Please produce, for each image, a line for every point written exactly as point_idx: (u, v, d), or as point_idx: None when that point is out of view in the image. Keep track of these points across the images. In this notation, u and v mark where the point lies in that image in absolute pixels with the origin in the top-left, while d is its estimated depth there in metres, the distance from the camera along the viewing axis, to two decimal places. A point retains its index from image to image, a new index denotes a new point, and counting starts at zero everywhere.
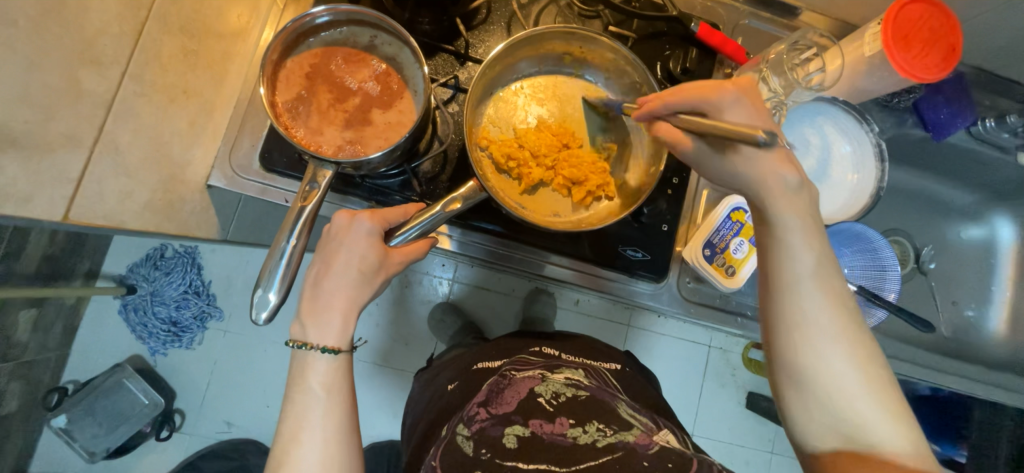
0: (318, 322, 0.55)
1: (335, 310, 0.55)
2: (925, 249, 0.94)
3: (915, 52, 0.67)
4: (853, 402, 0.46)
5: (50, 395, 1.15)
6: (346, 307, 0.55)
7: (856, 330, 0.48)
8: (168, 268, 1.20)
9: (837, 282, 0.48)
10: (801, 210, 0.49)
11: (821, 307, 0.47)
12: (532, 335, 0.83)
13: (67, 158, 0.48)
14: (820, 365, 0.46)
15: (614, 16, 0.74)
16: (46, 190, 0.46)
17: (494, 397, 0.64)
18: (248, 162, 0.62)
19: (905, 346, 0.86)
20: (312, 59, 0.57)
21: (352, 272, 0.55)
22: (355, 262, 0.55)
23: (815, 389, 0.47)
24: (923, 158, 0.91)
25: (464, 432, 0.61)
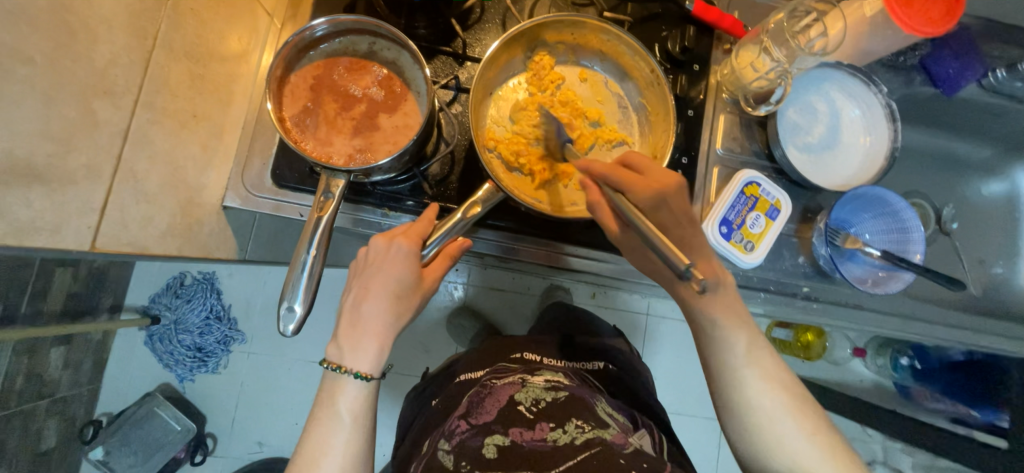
0: (355, 348, 0.56)
1: (370, 335, 0.56)
2: (947, 209, 0.92)
3: (918, 7, 0.66)
4: (780, 430, 0.53)
5: (86, 428, 1.17)
6: (381, 333, 0.56)
7: (783, 387, 0.55)
8: (188, 295, 1.22)
9: (764, 356, 0.56)
10: (723, 306, 0.57)
11: (739, 354, 0.56)
12: (518, 338, 0.83)
13: (89, 191, 0.47)
14: (757, 426, 0.54)
15: (607, 2, 0.74)
16: (70, 220, 0.45)
17: (475, 408, 0.65)
18: (261, 181, 0.64)
19: (932, 308, 0.84)
20: (314, 71, 0.58)
21: (387, 298, 0.56)
22: (391, 287, 0.56)
23: (748, 423, 0.54)
24: (933, 116, 0.90)
25: (445, 446, 0.61)
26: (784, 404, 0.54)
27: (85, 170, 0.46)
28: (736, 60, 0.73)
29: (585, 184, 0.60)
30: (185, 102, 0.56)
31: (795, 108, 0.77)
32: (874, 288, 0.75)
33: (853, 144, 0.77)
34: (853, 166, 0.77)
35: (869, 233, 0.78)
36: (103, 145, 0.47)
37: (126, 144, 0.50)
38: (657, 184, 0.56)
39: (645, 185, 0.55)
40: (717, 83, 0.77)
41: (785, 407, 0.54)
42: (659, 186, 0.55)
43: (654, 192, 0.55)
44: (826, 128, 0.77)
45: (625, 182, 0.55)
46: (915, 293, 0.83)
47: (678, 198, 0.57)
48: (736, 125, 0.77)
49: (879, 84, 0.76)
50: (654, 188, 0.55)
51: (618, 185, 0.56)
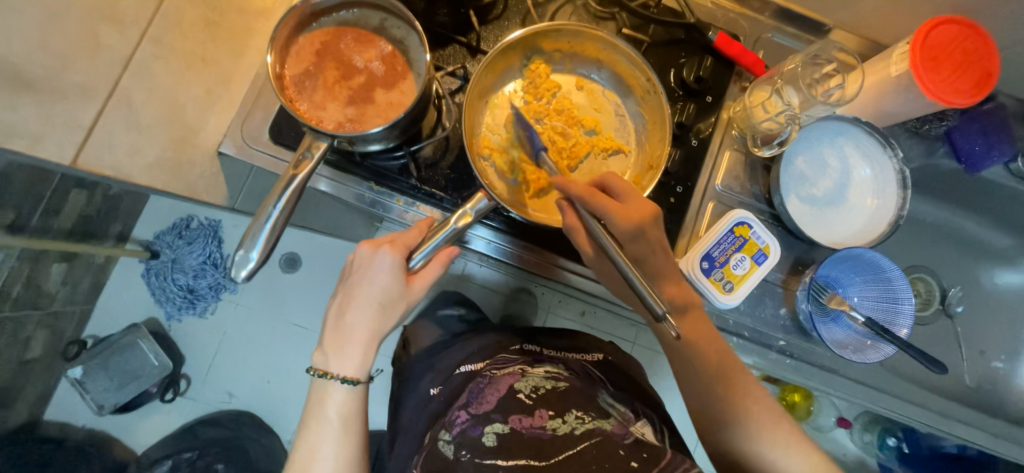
0: (340, 354, 0.57)
1: (355, 342, 0.57)
2: (953, 291, 0.88)
3: (944, 74, 0.64)
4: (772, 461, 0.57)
5: (70, 346, 1.18)
6: (368, 338, 0.57)
7: (770, 417, 0.59)
8: (190, 237, 1.21)
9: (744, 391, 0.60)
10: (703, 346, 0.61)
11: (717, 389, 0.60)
12: (517, 331, 0.80)
13: (78, 106, 0.52)
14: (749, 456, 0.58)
15: (630, 19, 0.74)
16: (54, 133, 0.50)
17: (475, 398, 0.63)
18: (259, 133, 0.65)
19: (907, 385, 0.82)
20: (323, 36, 0.60)
21: (371, 307, 0.57)
22: (376, 296, 0.56)
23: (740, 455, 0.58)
24: (953, 192, 0.86)
25: (446, 436, 0.59)
26: (771, 437, 0.58)
27: (78, 89, 0.52)
28: (749, 97, 0.72)
29: (560, 205, 0.60)
30: (195, 44, 0.61)
31: (804, 157, 0.75)
32: (853, 354, 0.72)
33: (859, 205, 0.75)
34: (856, 227, 0.74)
35: (856, 296, 0.76)
36: (103, 70, 0.54)
37: (125, 72, 0.55)
38: (637, 215, 0.58)
39: (627, 217, 0.57)
40: (728, 119, 0.76)
41: (776, 441, 0.58)
42: (638, 219, 0.58)
43: (633, 224, 0.57)
44: (833, 184, 0.75)
45: (605, 213, 0.57)
46: (892, 366, 0.82)
47: (654, 228, 0.59)
48: (740, 164, 0.76)
49: (895, 148, 0.73)
50: (635, 220, 0.57)
51: (599, 215, 0.57)
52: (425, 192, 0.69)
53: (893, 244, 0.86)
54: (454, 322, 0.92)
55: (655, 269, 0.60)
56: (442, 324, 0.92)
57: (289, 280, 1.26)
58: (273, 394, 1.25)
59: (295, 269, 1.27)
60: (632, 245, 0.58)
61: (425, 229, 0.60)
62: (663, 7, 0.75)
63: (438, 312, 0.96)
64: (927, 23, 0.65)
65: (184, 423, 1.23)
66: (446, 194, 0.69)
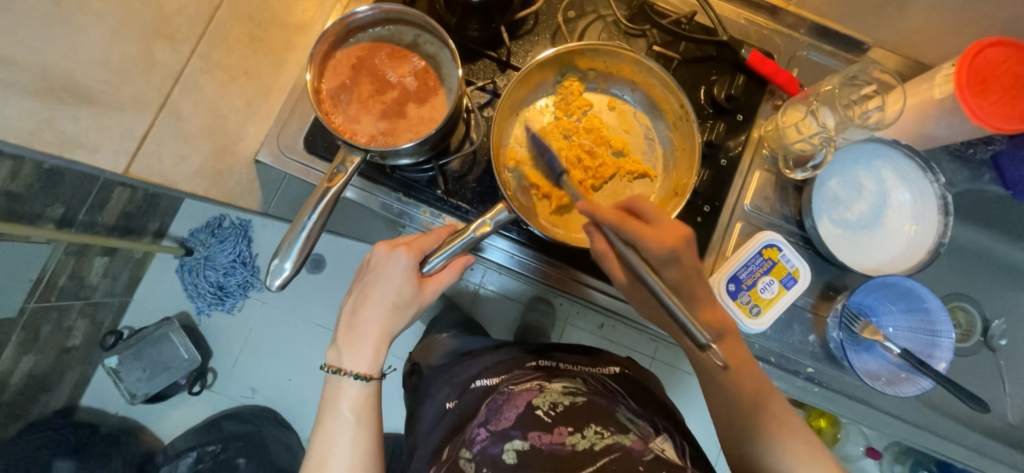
0: (353, 351, 0.58)
1: (369, 339, 0.58)
2: (996, 322, 0.83)
3: (992, 99, 0.61)
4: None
5: (108, 336, 1.22)
6: (379, 336, 0.58)
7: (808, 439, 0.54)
8: (223, 236, 1.25)
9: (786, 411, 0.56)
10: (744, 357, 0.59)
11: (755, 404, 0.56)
12: (528, 347, 0.79)
13: (134, 119, 0.55)
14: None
15: (661, 36, 0.74)
16: (110, 143, 0.53)
17: (493, 415, 0.63)
18: (293, 143, 0.67)
19: (941, 419, 0.79)
20: (359, 52, 0.62)
21: (385, 306, 0.57)
22: (390, 296, 0.57)
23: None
24: (1000, 219, 0.82)
25: (466, 454, 0.59)
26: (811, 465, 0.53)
27: (132, 102, 0.55)
28: (781, 118, 0.71)
29: (588, 230, 0.60)
30: (238, 59, 0.64)
31: (838, 180, 0.72)
32: (886, 387, 0.69)
33: (896, 231, 0.72)
34: (892, 253, 0.72)
35: (893, 326, 0.73)
36: (155, 83, 0.56)
37: (176, 86, 0.58)
38: (670, 239, 0.56)
39: (659, 242, 0.55)
40: (759, 138, 0.75)
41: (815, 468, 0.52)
42: (671, 242, 0.55)
43: (667, 248, 0.55)
44: (868, 207, 0.72)
45: (634, 236, 0.55)
46: (927, 398, 0.78)
47: (688, 251, 0.57)
48: (770, 185, 0.74)
49: (937, 173, 0.71)
50: (667, 243, 0.55)
51: (630, 239, 0.55)
52: (452, 205, 0.70)
53: (932, 272, 0.82)
54: (464, 342, 0.89)
55: (692, 294, 0.58)
56: (454, 347, 0.89)
57: (313, 281, 1.28)
58: (294, 392, 1.28)
59: (320, 270, 1.28)
60: (666, 272, 0.56)
61: (445, 235, 0.61)
62: (695, 24, 0.74)
63: (445, 337, 0.94)
64: (975, 45, 0.62)
65: (211, 416, 1.27)
66: (471, 207, 0.69)
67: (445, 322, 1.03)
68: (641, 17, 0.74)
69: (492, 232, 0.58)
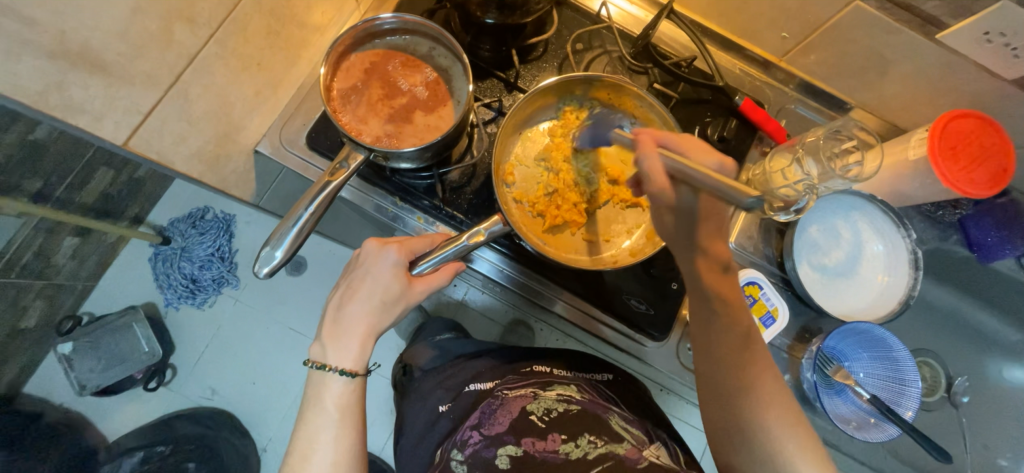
0: (338, 347, 0.56)
1: (354, 335, 0.56)
2: (959, 379, 0.87)
3: (962, 165, 0.66)
4: None
5: (65, 321, 1.12)
6: (365, 333, 0.57)
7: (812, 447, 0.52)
8: (204, 228, 1.21)
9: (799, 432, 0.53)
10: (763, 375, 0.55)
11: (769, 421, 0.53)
12: (519, 352, 0.78)
13: (141, 93, 0.55)
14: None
15: (662, 76, 0.78)
16: (114, 113, 0.52)
17: (487, 419, 0.65)
18: (296, 138, 0.69)
19: (904, 469, 0.80)
20: (374, 57, 0.63)
21: (373, 302, 0.57)
22: (378, 292, 0.57)
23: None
24: (964, 280, 0.86)
25: (458, 456, 0.62)
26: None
27: (143, 77, 0.54)
28: (769, 163, 0.75)
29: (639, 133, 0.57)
30: (253, 49, 0.65)
31: (818, 226, 0.76)
32: (856, 431, 0.71)
33: (870, 280, 0.75)
34: (866, 301, 0.75)
35: (862, 372, 0.75)
36: (169, 62, 0.56)
37: (188, 67, 0.58)
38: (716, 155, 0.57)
39: (706, 153, 0.56)
40: (747, 181, 0.78)
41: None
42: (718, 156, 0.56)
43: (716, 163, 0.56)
44: (845, 255, 0.76)
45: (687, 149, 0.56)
46: (893, 449, 0.80)
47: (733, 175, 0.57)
48: (755, 225, 0.77)
49: (909, 229, 0.75)
50: (715, 152, 0.56)
51: (678, 150, 0.56)
52: (446, 213, 0.70)
53: (901, 324, 0.86)
54: (454, 344, 0.86)
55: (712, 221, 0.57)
56: (441, 349, 0.85)
57: (292, 283, 1.24)
58: (259, 396, 1.21)
59: (300, 272, 1.24)
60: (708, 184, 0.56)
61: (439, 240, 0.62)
62: (693, 68, 0.79)
63: (437, 337, 0.90)
64: (945, 115, 0.67)
65: (163, 416, 1.20)
66: (465, 218, 0.70)
67: (432, 328, 0.96)
68: (645, 55, 0.78)
69: (485, 243, 0.59)
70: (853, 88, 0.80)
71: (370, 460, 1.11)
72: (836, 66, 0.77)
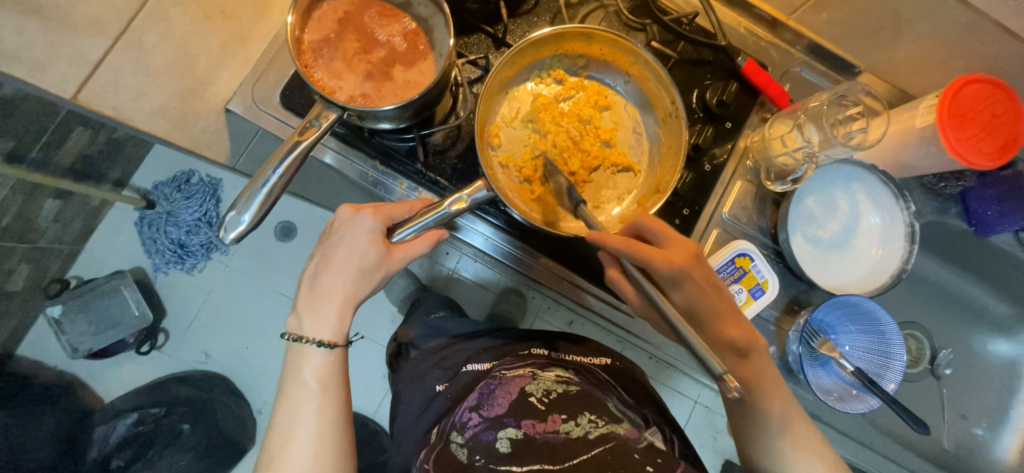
0: (314, 317, 0.55)
1: (331, 303, 0.55)
2: (944, 352, 0.87)
3: (970, 133, 0.63)
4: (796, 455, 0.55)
5: (52, 284, 1.10)
6: (342, 302, 0.55)
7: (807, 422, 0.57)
8: (189, 192, 1.13)
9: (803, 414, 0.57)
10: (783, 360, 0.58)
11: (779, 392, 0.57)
12: (519, 332, 0.78)
13: (88, 41, 0.56)
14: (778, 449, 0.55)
15: (661, 34, 0.72)
16: (57, 62, 0.54)
17: (486, 400, 0.64)
18: (269, 96, 0.64)
19: (882, 437, 0.83)
20: (347, 6, 0.59)
21: (350, 270, 0.55)
22: (355, 260, 0.55)
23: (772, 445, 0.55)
24: (960, 255, 0.85)
25: (459, 439, 0.61)
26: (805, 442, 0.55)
27: (88, 23, 0.56)
28: (769, 130, 0.72)
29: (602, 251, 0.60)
30: None
31: (815, 197, 0.73)
32: (836, 402, 0.72)
33: (864, 253, 0.74)
34: (859, 274, 0.73)
35: (848, 345, 0.75)
36: (117, 4, 0.58)
37: (140, 11, 0.59)
38: (677, 257, 0.56)
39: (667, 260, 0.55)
40: (745, 148, 0.75)
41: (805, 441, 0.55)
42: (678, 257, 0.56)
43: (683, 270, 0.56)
44: (840, 227, 0.74)
45: (648, 260, 0.54)
46: (874, 419, 0.82)
47: (700, 268, 0.57)
48: (750, 195, 0.75)
49: (908, 201, 0.72)
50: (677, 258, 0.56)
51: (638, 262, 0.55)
52: (430, 179, 0.67)
53: (893, 296, 0.85)
54: (449, 323, 0.85)
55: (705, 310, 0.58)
56: (434, 327, 0.85)
57: (279, 249, 1.19)
58: (253, 361, 1.19)
59: (290, 238, 1.19)
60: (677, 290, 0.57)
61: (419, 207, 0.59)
62: (696, 26, 0.73)
63: (429, 317, 0.89)
64: (960, 79, 0.63)
65: (158, 378, 1.17)
66: (450, 184, 0.67)
67: (428, 305, 0.95)
68: (643, 11, 0.72)
69: (468, 209, 0.56)
70: (864, 49, 0.75)
71: (363, 423, 1.13)
72: (846, 25, 0.73)
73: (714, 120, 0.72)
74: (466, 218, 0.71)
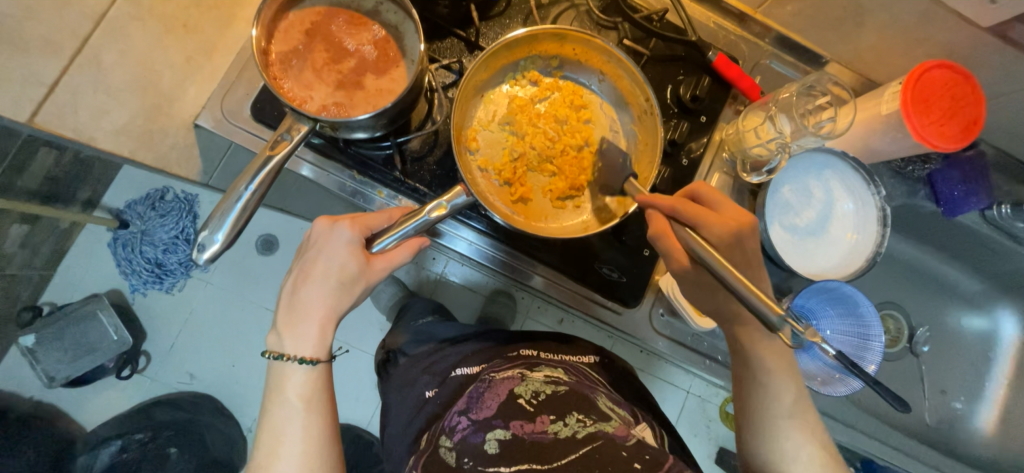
0: (296, 333, 0.54)
1: (312, 319, 0.54)
2: (921, 330, 0.90)
3: (933, 117, 0.65)
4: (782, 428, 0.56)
5: (24, 313, 1.03)
6: (324, 317, 0.54)
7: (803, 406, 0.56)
8: (163, 210, 1.07)
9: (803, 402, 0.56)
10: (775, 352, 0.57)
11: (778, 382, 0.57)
12: (506, 335, 0.79)
13: (40, 63, 0.53)
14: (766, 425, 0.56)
15: (633, 31, 0.73)
16: (12, 88, 0.51)
17: (475, 403, 0.64)
18: (238, 109, 0.63)
19: (866, 416, 0.85)
20: (314, 16, 0.58)
21: (330, 284, 0.54)
22: (334, 273, 0.54)
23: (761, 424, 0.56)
24: (931, 235, 0.87)
25: (447, 443, 0.60)
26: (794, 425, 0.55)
27: (41, 43, 0.53)
28: (743, 122, 0.73)
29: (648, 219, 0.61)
30: (177, 8, 0.62)
31: (790, 187, 0.75)
32: (820, 386, 0.74)
33: (840, 238, 0.75)
34: (836, 259, 0.75)
35: (829, 330, 0.77)
36: (70, 22, 0.55)
37: (95, 30, 0.57)
38: (731, 221, 0.56)
39: (722, 222, 0.56)
40: (720, 141, 0.76)
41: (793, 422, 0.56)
42: (733, 219, 0.57)
43: (737, 233, 0.56)
44: (816, 214, 0.75)
45: (700, 221, 0.56)
46: (856, 399, 0.85)
47: (751, 237, 0.57)
48: (727, 187, 0.76)
49: (879, 186, 0.74)
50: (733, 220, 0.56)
51: (690, 222, 0.56)
52: (409, 186, 0.66)
53: (869, 278, 0.87)
54: (437, 328, 0.84)
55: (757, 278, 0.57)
56: (421, 333, 0.84)
57: (261, 263, 1.17)
58: (239, 378, 1.17)
59: (272, 251, 1.17)
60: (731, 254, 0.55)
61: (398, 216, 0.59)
62: (666, 22, 0.74)
63: (416, 323, 0.88)
64: (921, 65, 0.65)
65: (142, 403, 1.14)
66: (429, 190, 0.67)
67: (415, 311, 0.94)
68: (614, 9, 0.73)
69: (448, 215, 0.56)
70: (829, 40, 0.77)
71: (356, 434, 1.11)
72: (811, 17, 0.74)
73: (689, 114, 0.73)
74: (447, 222, 0.71)
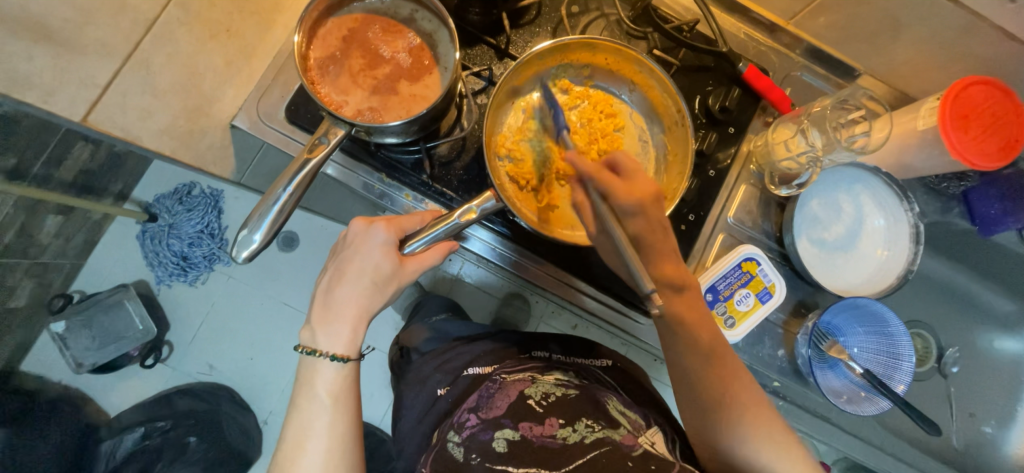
0: (327, 330, 0.55)
1: (345, 317, 0.55)
2: (950, 350, 0.87)
3: (972, 134, 0.63)
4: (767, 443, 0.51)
5: (55, 299, 1.07)
6: (356, 316, 0.55)
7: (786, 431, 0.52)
8: (190, 204, 1.11)
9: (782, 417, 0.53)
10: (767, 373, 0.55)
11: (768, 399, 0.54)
12: (520, 336, 0.79)
13: (96, 65, 0.54)
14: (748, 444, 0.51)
15: (662, 41, 0.73)
16: (69, 88, 0.52)
17: (484, 402, 0.64)
18: (274, 112, 0.65)
19: (889, 436, 0.83)
20: (351, 23, 0.59)
21: (363, 283, 0.55)
22: (369, 272, 0.55)
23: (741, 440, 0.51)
24: (964, 253, 0.85)
25: (455, 438, 0.61)
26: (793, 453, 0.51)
27: (96, 46, 0.54)
28: (772, 134, 0.72)
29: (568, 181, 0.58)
30: (220, 14, 0.64)
31: (819, 200, 0.74)
32: (846, 404, 0.72)
33: (869, 254, 0.74)
34: (864, 276, 0.74)
35: (857, 347, 0.76)
36: (124, 28, 0.56)
37: (147, 34, 0.58)
38: (639, 192, 0.55)
39: (629, 193, 0.55)
40: (748, 153, 0.76)
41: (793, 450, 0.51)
42: (643, 189, 0.56)
43: (640, 208, 0.55)
44: (844, 229, 0.74)
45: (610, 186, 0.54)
46: (881, 419, 0.83)
47: (656, 209, 0.56)
48: (754, 199, 0.75)
49: (911, 202, 0.73)
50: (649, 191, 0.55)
51: (603, 188, 0.54)
52: (436, 190, 0.67)
53: (898, 297, 0.85)
54: (450, 325, 0.85)
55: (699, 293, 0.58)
56: (436, 330, 0.85)
57: (283, 259, 1.19)
58: (257, 372, 1.19)
59: (292, 248, 1.19)
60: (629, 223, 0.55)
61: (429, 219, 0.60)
62: (696, 33, 0.74)
63: (432, 319, 0.89)
64: (961, 81, 0.64)
65: (163, 392, 1.16)
66: (456, 194, 0.67)
67: (430, 308, 0.95)
68: (645, 19, 0.73)
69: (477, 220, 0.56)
70: (863, 52, 0.76)
71: (369, 431, 1.12)
72: (845, 30, 0.73)
73: (719, 122, 0.73)
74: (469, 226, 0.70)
